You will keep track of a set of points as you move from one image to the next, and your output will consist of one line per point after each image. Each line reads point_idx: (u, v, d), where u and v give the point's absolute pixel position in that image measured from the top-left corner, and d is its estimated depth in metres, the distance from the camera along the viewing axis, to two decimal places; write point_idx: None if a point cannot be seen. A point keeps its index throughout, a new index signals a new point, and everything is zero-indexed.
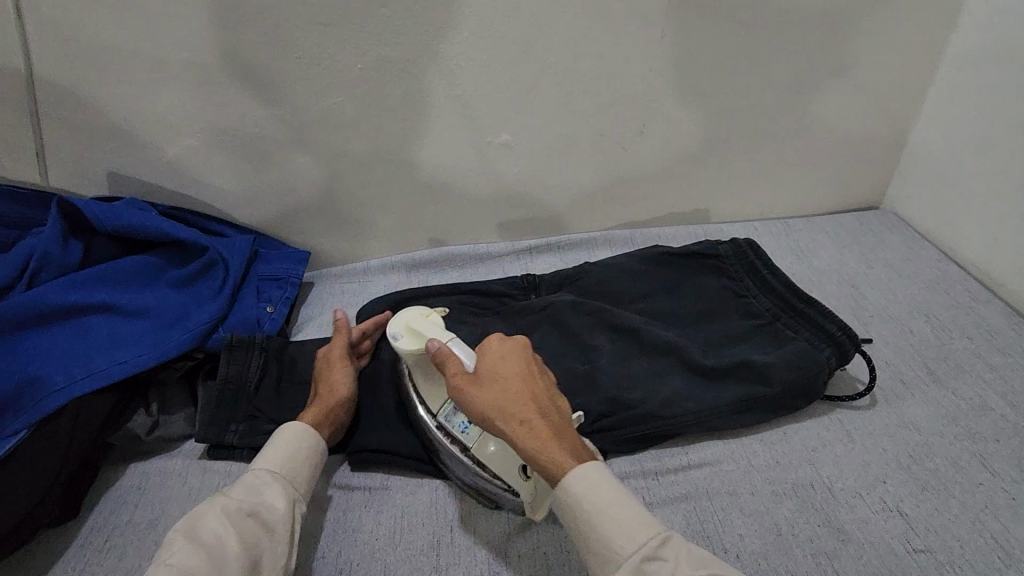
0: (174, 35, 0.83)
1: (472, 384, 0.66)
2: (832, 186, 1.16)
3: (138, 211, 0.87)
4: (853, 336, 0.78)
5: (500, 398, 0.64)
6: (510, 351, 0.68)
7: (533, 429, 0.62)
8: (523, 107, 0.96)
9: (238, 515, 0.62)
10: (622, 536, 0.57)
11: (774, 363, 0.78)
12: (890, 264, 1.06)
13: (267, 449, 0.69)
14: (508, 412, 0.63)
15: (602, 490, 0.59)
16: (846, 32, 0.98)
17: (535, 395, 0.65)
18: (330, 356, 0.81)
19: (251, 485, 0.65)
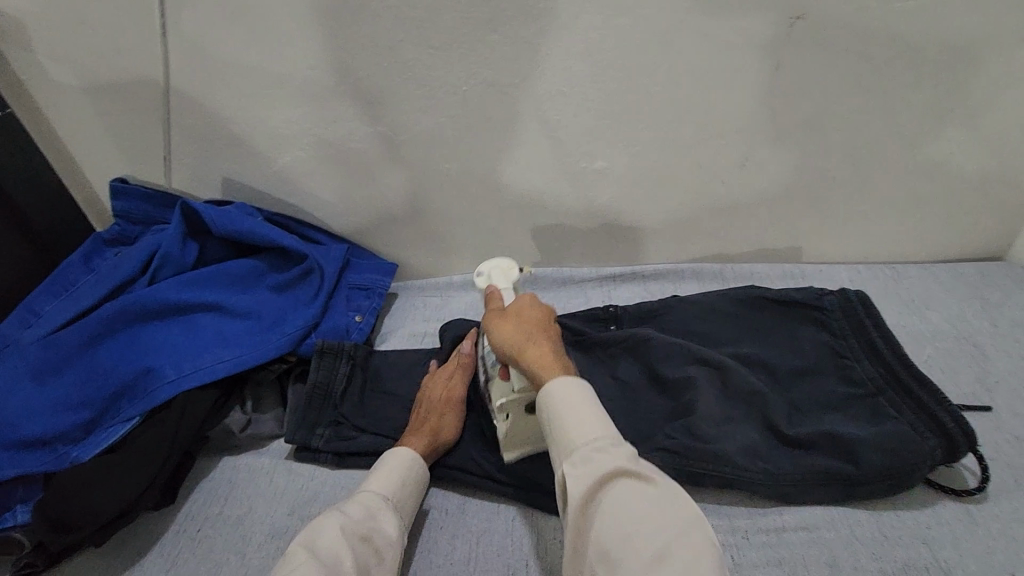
0: (292, 56, 0.87)
1: (499, 316, 0.70)
2: (960, 232, 1.03)
3: (248, 217, 0.92)
4: (970, 434, 0.67)
5: (517, 324, 0.68)
6: (539, 303, 0.71)
7: (536, 347, 0.65)
8: (621, 134, 0.92)
9: (355, 538, 0.62)
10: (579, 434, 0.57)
11: (865, 440, 0.69)
12: (1019, 323, 0.91)
13: (379, 472, 0.71)
14: (520, 333, 0.67)
15: (582, 397, 0.59)
16: (1006, 60, 0.86)
17: (548, 329, 0.68)
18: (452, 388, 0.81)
19: (368, 507, 0.66)
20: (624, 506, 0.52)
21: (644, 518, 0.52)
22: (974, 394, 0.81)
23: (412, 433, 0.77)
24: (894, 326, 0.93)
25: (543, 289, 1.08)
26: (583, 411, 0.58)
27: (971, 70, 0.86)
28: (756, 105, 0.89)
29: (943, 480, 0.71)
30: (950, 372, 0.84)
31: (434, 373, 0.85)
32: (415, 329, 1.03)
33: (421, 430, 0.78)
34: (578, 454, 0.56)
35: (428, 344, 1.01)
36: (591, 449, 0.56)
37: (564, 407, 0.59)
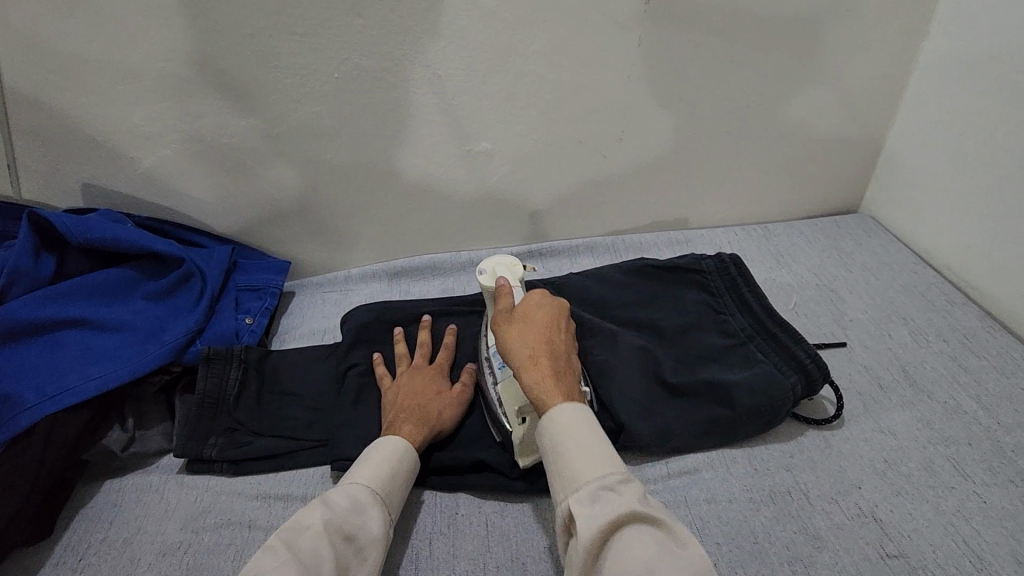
0: (145, 47, 0.81)
1: (506, 321, 0.70)
2: (819, 190, 1.13)
3: (114, 223, 0.86)
4: (824, 368, 0.76)
5: (522, 337, 0.67)
6: (547, 304, 0.72)
7: (535, 367, 0.64)
8: (500, 116, 0.94)
9: (337, 537, 0.58)
10: (585, 466, 0.55)
11: (740, 382, 0.75)
12: (868, 267, 1.02)
13: (368, 465, 0.65)
14: (523, 347, 0.66)
15: (587, 426, 0.58)
16: (838, 30, 0.94)
17: (551, 347, 0.66)
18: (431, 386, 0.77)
19: (354, 503, 0.61)
20: (577, 443, 0.57)
21: (583, 449, 0.56)
22: (832, 333, 0.90)
23: (415, 424, 0.72)
24: (766, 281, 1.01)
25: (443, 275, 1.06)
26: (592, 442, 0.57)
27: (812, 41, 0.95)
28: (627, 81, 0.94)
29: (806, 412, 0.79)
30: (813, 317, 0.93)
31: (412, 369, 0.80)
32: (315, 327, 1.00)
33: (425, 421, 0.72)
34: (588, 492, 0.53)
35: (330, 340, 0.97)
36: (602, 488, 0.53)
37: (554, 421, 0.59)
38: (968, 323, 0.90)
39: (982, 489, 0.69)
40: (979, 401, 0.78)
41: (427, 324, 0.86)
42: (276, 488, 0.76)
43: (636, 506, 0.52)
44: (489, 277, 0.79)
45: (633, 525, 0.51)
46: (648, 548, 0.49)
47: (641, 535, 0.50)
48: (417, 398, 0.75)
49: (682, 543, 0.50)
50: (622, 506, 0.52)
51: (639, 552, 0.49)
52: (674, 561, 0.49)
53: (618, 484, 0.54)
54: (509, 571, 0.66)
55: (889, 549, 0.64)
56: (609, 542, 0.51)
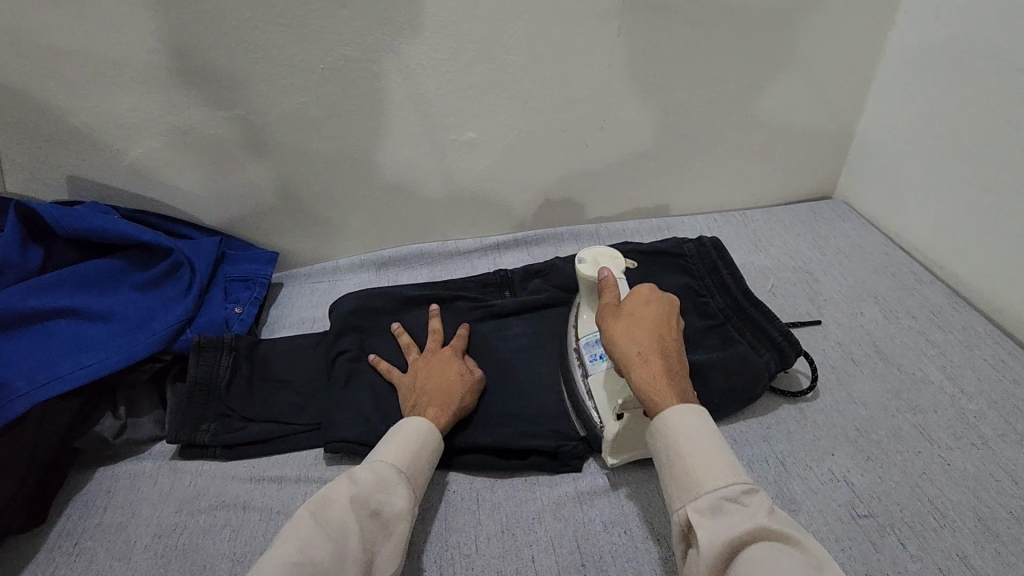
0: (131, 38, 0.82)
1: (612, 315, 0.68)
2: (794, 177, 1.16)
3: (101, 214, 0.87)
4: (795, 343, 0.79)
5: (628, 331, 0.65)
6: (655, 300, 0.68)
7: (649, 368, 0.62)
8: (483, 105, 0.96)
9: (364, 512, 0.59)
10: (708, 475, 0.55)
11: (713, 361, 0.78)
12: (841, 249, 1.05)
13: (393, 443, 0.66)
14: (636, 344, 0.64)
15: (697, 428, 0.57)
16: (810, 20, 0.98)
17: (665, 347, 0.64)
18: (446, 368, 0.77)
19: (380, 479, 0.62)
20: (700, 447, 0.56)
21: (708, 459, 0.55)
22: (807, 312, 0.93)
23: (438, 407, 0.72)
24: (744, 264, 1.04)
25: (431, 264, 1.08)
26: (709, 444, 0.56)
27: (784, 31, 0.98)
28: (607, 71, 0.96)
29: (783, 386, 0.82)
30: (789, 297, 0.96)
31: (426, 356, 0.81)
32: (304, 316, 1.01)
33: (448, 404, 0.73)
34: (706, 501, 0.53)
35: (320, 329, 0.99)
36: (720, 498, 0.53)
37: (669, 423, 0.58)
38: (935, 300, 0.94)
39: (947, 453, 0.73)
40: (945, 372, 0.82)
41: (433, 312, 0.86)
42: (269, 471, 0.77)
43: (762, 522, 0.51)
44: (590, 266, 0.76)
45: (757, 542, 0.50)
46: (769, 558, 0.49)
47: (762, 551, 0.50)
48: (436, 381, 0.75)
49: (819, 566, 0.48)
50: (746, 523, 0.51)
51: (760, 565, 0.48)
52: (806, 573, 0.48)
53: (737, 497, 0.53)
54: (500, 542, 0.69)
55: (860, 510, 0.68)
56: (734, 555, 0.51)
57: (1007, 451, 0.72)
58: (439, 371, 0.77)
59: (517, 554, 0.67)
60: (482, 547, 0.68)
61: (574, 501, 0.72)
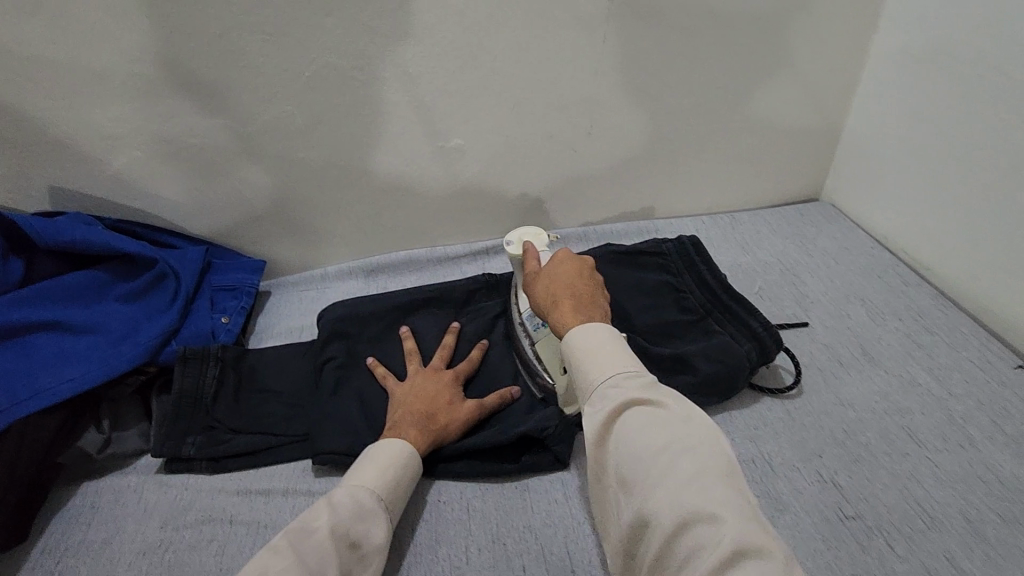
0: (112, 47, 0.81)
1: (534, 279, 0.73)
2: (781, 180, 1.17)
3: (83, 225, 0.85)
4: (775, 334, 0.80)
5: (544, 287, 0.69)
6: (567, 258, 0.71)
7: (559, 309, 0.65)
8: (471, 111, 0.96)
9: (343, 544, 0.59)
10: (595, 372, 0.57)
11: (696, 350, 0.80)
12: (828, 251, 1.06)
13: (374, 469, 0.65)
14: (549, 292, 0.68)
15: (592, 338, 0.59)
16: (796, 24, 0.98)
17: (574, 288, 0.67)
18: (442, 392, 0.76)
19: (361, 509, 0.62)
20: (595, 355, 0.58)
21: (604, 362, 0.58)
22: (795, 315, 0.93)
23: (420, 429, 0.72)
24: (732, 267, 1.04)
25: (419, 270, 1.08)
26: (608, 351, 0.58)
27: (770, 35, 0.98)
28: (594, 76, 0.96)
29: (768, 383, 0.83)
30: (776, 300, 0.97)
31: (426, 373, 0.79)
32: (292, 325, 1.00)
33: (431, 428, 0.72)
34: (597, 394, 0.56)
35: (308, 337, 0.98)
36: (608, 387, 0.56)
37: (572, 345, 0.60)
38: (921, 301, 0.94)
39: (934, 455, 0.73)
40: (931, 373, 0.83)
41: (455, 329, 0.85)
42: (256, 484, 0.77)
43: (631, 394, 0.54)
44: (518, 247, 0.82)
45: (631, 408, 0.54)
46: (647, 425, 0.52)
47: (637, 414, 0.53)
48: (426, 402, 0.74)
49: (687, 417, 0.52)
50: (620, 399, 0.54)
51: (641, 434, 0.52)
52: (683, 433, 0.51)
53: (623, 381, 0.56)
54: (490, 552, 0.68)
55: (847, 512, 0.68)
56: (616, 426, 0.53)
57: (994, 453, 0.73)
58: (434, 393, 0.76)
59: (507, 564, 0.67)
60: (472, 557, 0.68)
61: (564, 508, 0.72)
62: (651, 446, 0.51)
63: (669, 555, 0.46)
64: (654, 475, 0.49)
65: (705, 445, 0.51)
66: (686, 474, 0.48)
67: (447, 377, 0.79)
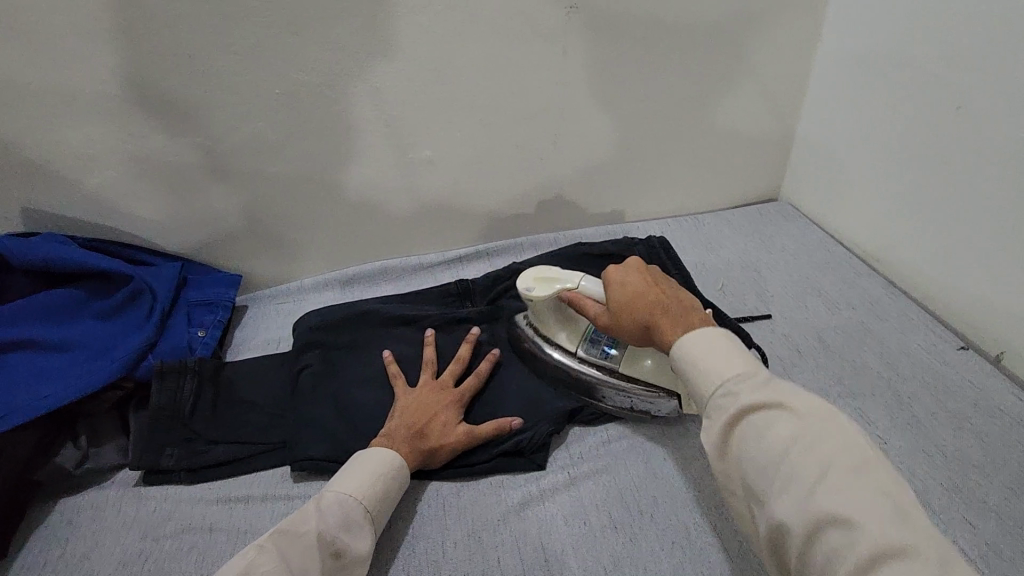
0: (84, 72, 0.83)
1: (609, 312, 0.71)
2: (741, 181, 1.22)
3: (57, 244, 0.87)
4: (744, 335, 0.85)
5: (626, 313, 0.68)
6: (630, 271, 0.71)
7: (659, 328, 0.63)
8: (439, 124, 0.99)
9: (327, 551, 0.61)
10: (709, 377, 0.55)
11: None
12: (786, 248, 1.11)
13: (360, 476, 0.67)
14: (637, 317, 0.66)
15: (703, 341, 0.57)
16: (745, 35, 1.03)
17: (659, 303, 0.65)
18: (439, 414, 0.76)
19: (346, 518, 0.63)
20: (710, 359, 0.56)
21: (718, 362, 0.55)
22: (756, 308, 0.98)
23: (412, 448, 0.73)
24: (696, 265, 1.09)
25: (394, 280, 1.10)
26: (720, 349, 0.56)
27: (722, 45, 1.03)
28: (556, 87, 1.00)
29: None
30: (739, 296, 1.01)
31: (428, 391, 0.79)
32: (269, 337, 1.01)
33: (423, 448, 0.73)
34: (720, 398, 0.53)
35: (284, 348, 0.99)
36: (722, 394, 0.53)
37: (683, 358, 0.58)
38: (874, 291, 0.99)
39: (884, 433, 0.77)
40: (882, 358, 0.87)
41: (471, 340, 0.85)
42: (235, 492, 0.78)
43: (763, 398, 0.51)
44: (539, 287, 0.78)
45: (762, 410, 0.51)
46: (779, 431, 0.49)
47: (782, 418, 0.50)
48: (422, 421, 0.75)
49: (805, 417, 0.50)
50: (738, 405, 0.52)
51: (767, 440, 0.49)
52: (802, 440, 0.48)
53: (746, 380, 0.53)
54: (466, 546, 0.70)
55: None
56: (736, 432, 0.52)
57: (937, 428, 0.77)
58: (432, 415, 0.76)
59: (481, 555, 0.69)
60: (447, 551, 0.70)
61: (537, 500, 0.74)
62: (774, 447, 0.49)
63: (807, 554, 0.46)
64: (787, 482, 0.47)
65: (852, 454, 0.47)
66: (821, 480, 0.46)
67: (450, 397, 0.79)
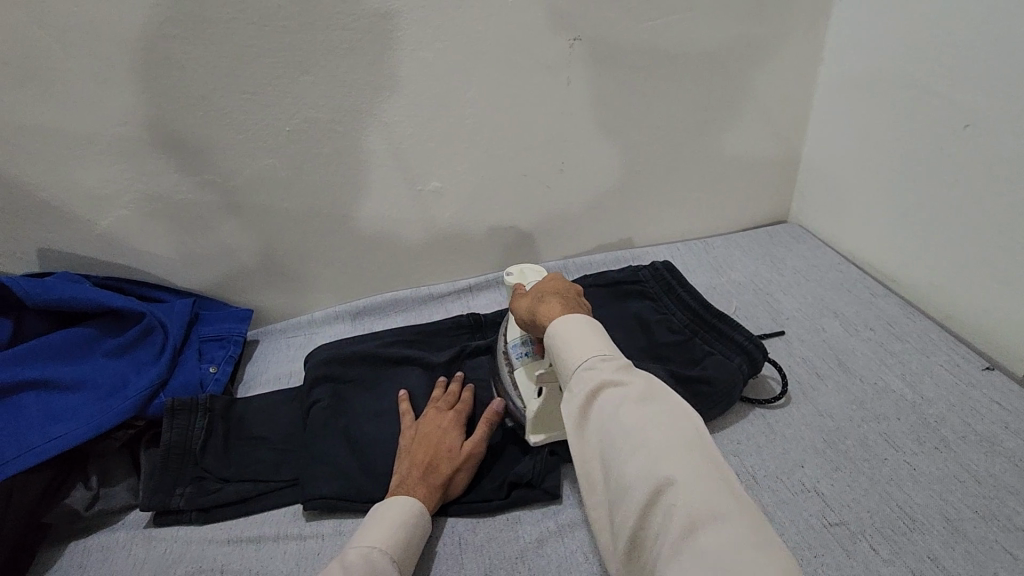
0: (101, 115, 0.85)
1: (521, 298, 0.76)
2: (749, 204, 1.22)
3: (70, 284, 0.87)
4: (761, 344, 0.83)
5: (531, 299, 0.73)
6: (550, 279, 0.76)
7: (544, 310, 0.68)
8: (446, 156, 1.00)
9: None
10: (573, 355, 0.59)
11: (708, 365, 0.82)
12: (797, 269, 1.10)
13: (375, 527, 0.66)
14: (540, 298, 0.71)
15: (577, 326, 0.62)
16: (746, 61, 1.04)
17: (559, 293, 0.70)
18: (438, 445, 0.75)
19: (370, 563, 0.61)
20: (574, 338, 0.60)
21: (574, 342, 0.60)
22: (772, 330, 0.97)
23: (426, 484, 0.72)
24: (707, 290, 1.08)
25: (404, 312, 1.10)
26: (590, 336, 0.60)
27: (724, 71, 1.04)
28: (561, 116, 1.02)
29: (754, 394, 0.86)
30: (752, 318, 1.00)
31: (423, 426, 0.78)
32: (279, 372, 1.01)
33: (434, 481, 0.72)
34: (579, 371, 0.57)
35: (295, 383, 0.99)
36: (585, 369, 0.57)
37: (558, 327, 0.62)
38: (891, 311, 0.98)
39: (912, 458, 0.75)
40: (904, 379, 0.85)
41: (457, 377, 0.84)
42: (247, 531, 0.76)
43: (610, 377, 0.55)
44: (516, 274, 0.88)
45: (610, 390, 0.55)
46: (623, 406, 0.53)
47: (620, 396, 0.54)
48: (427, 455, 0.74)
49: (649, 394, 0.54)
50: (596, 381, 0.55)
51: (617, 414, 0.53)
52: (641, 409, 0.52)
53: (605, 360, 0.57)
54: None
55: (831, 519, 0.69)
56: (592, 408, 0.55)
57: (969, 452, 0.75)
58: (429, 448, 0.75)
59: None
60: None
61: (555, 536, 0.72)
62: (616, 423, 0.52)
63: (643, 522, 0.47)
64: (629, 449, 0.50)
65: (683, 431, 0.51)
66: (648, 445, 0.50)
67: (448, 426, 0.78)
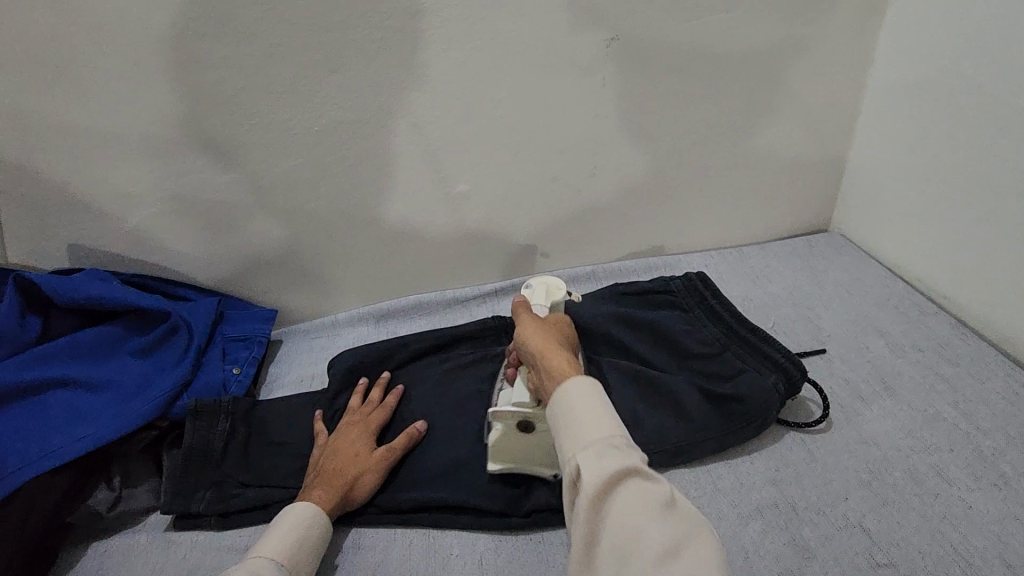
0: (130, 112, 0.85)
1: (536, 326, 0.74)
2: (789, 212, 1.16)
3: (98, 282, 0.87)
4: (799, 362, 0.79)
5: (549, 337, 0.71)
6: (565, 329, 0.77)
7: (566, 357, 0.66)
8: (475, 159, 0.98)
9: None
10: (590, 429, 0.56)
11: (741, 384, 0.78)
12: (840, 282, 1.05)
13: (267, 536, 0.66)
14: (556, 343, 0.70)
15: (592, 398, 0.58)
16: (793, 62, 0.99)
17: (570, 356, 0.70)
18: (342, 451, 0.77)
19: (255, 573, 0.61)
20: (589, 412, 0.57)
21: (591, 417, 0.57)
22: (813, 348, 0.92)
23: (325, 488, 0.72)
24: (743, 301, 1.04)
25: (428, 315, 1.08)
26: (602, 413, 0.57)
27: (768, 73, 0.99)
28: (595, 118, 0.98)
29: (792, 417, 0.81)
30: (791, 333, 0.95)
31: (339, 430, 0.80)
32: (302, 374, 1.00)
33: (335, 486, 0.73)
34: (593, 451, 0.54)
35: (318, 386, 0.97)
36: (607, 450, 0.54)
37: (572, 389, 0.59)
38: (942, 332, 0.92)
39: (967, 495, 0.70)
40: (957, 408, 0.80)
41: (381, 383, 0.86)
42: None
43: (636, 465, 0.53)
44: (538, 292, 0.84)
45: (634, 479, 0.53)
46: (644, 505, 0.51)
47: (640, 490, 0.52)
48: (332, 459, 0.76)
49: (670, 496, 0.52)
50: (620, 466, 0.52)
51: (637, 511, 0.51)
52: (664, 512, 0.51)
53: (622, 447, 0.54)
54: None
55: (879, 559, 0.65)
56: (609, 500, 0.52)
57: None
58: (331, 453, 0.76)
59: None
60: None
61: None
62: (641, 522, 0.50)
63: None
64: (656, 550, 0.49)
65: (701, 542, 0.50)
66: (675, 554, 0.49)
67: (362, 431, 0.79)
